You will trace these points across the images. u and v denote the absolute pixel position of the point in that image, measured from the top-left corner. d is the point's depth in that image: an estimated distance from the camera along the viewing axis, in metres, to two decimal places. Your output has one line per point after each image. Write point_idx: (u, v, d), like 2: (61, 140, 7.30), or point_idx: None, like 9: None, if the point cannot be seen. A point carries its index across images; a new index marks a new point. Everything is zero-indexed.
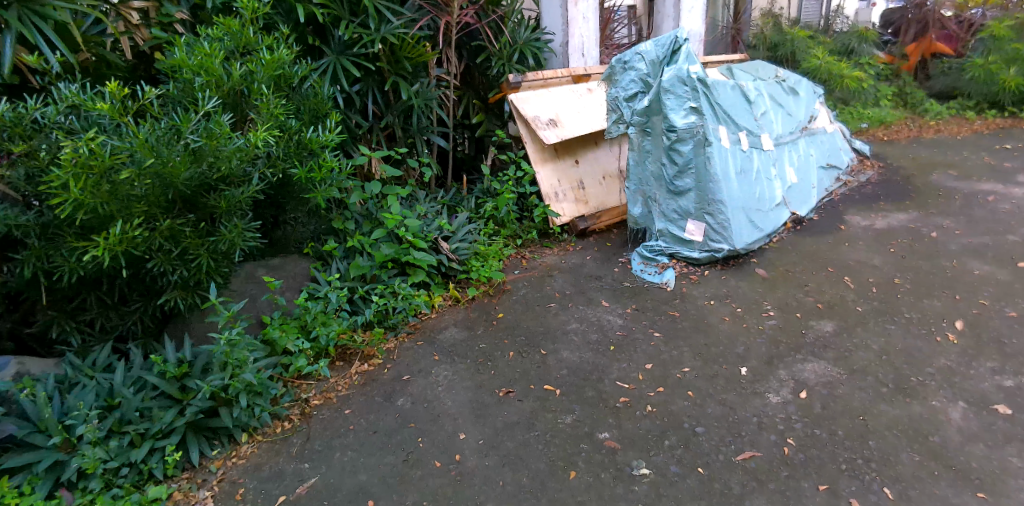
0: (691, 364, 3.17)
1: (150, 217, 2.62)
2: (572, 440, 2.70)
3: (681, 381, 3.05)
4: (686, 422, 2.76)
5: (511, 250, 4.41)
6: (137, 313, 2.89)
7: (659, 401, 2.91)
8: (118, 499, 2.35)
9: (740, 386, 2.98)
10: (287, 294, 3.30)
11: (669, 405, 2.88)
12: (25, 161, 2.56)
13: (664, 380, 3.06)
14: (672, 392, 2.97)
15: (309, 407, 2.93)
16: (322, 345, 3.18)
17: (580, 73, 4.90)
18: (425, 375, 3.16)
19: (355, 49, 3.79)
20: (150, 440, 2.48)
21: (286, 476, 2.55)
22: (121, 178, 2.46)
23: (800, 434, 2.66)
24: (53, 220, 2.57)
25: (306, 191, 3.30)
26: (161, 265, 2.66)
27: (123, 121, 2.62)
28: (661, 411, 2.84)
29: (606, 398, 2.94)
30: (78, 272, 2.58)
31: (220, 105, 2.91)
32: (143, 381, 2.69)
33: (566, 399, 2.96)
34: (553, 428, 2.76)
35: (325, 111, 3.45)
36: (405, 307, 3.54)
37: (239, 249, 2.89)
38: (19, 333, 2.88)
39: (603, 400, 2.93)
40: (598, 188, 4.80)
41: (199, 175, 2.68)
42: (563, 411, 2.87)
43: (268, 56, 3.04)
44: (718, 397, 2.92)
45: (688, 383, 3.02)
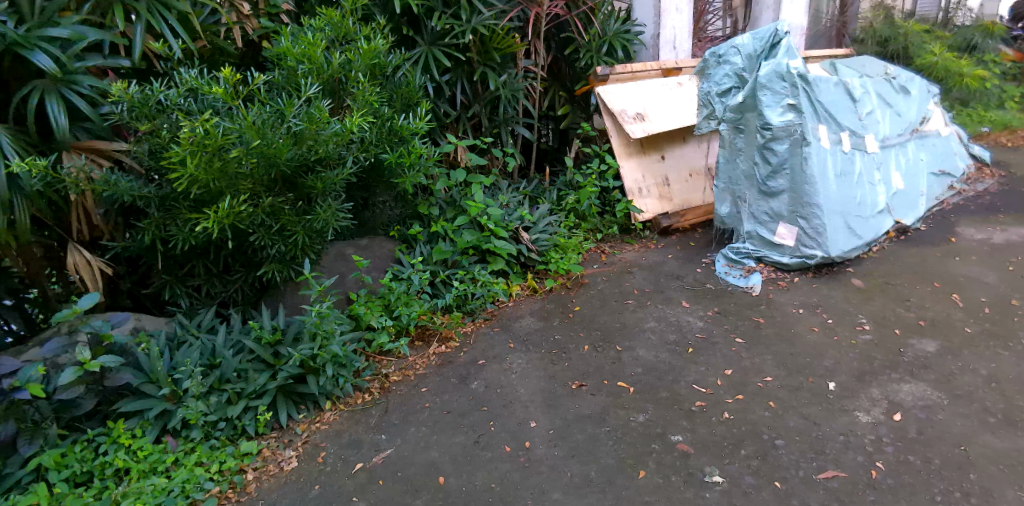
0: (774, 373, 3.05)
1: (255, 194, 2.85)
2: (642, 439, 2.67)
3: (762, 390, 2.94)
4: (765, 434, 2.66)
5: (590, 244, 4.40)
6: (238, 281, 3.12)
7: (737, 408, 2.83)
8: (216, 450, 2.55)
9: (826, 401, 2.84)
10: (373, 273, 3.44)
11: (747, 413, 2.79)
12: (149, 138, 2.80)
13: (743, 387, 2.96)
14: (752, 400, 2.87)
15: (388, 382, 3.07)
16: (402, 324, 3.27)
17: (670, 67, 4.78)
18: (500, 361, 3.22)
19: (446, 40, 3.87)
20: (245, 399, 2.68)
21: (363, 444, 2.68)
22: (230, 157, 2.67)
23: (890, 458, 2.50)
24: (170, 194, 2.81)
25: (396, 176, 3.43)
26: (262, 239, 2.90)
27: (235, 105, 2.83)
28: (738, 419, 2.75)
29: (681, 401, 2.89)
30: (190, 241, 2.83)
31: (320, 91, 3.10)
32: (241, 345, 2.90)
33: (639, 397, 2.92)
34: (624, 426, 2.74)
35: (416, 99, 3.56)
36: (483, 294, 3.64)
37: (331, 227, 3.09)
38: (137, 293, 3.23)
39: (678, 402, 2.88)
40: (683, 185, 4.70)
41: (299, 157, 2.86)
42: (635, 409, 2.85)
43: (364, 46, 3.18)
44: (801, 410, 2.79)
45: (769, 392, 2.91)
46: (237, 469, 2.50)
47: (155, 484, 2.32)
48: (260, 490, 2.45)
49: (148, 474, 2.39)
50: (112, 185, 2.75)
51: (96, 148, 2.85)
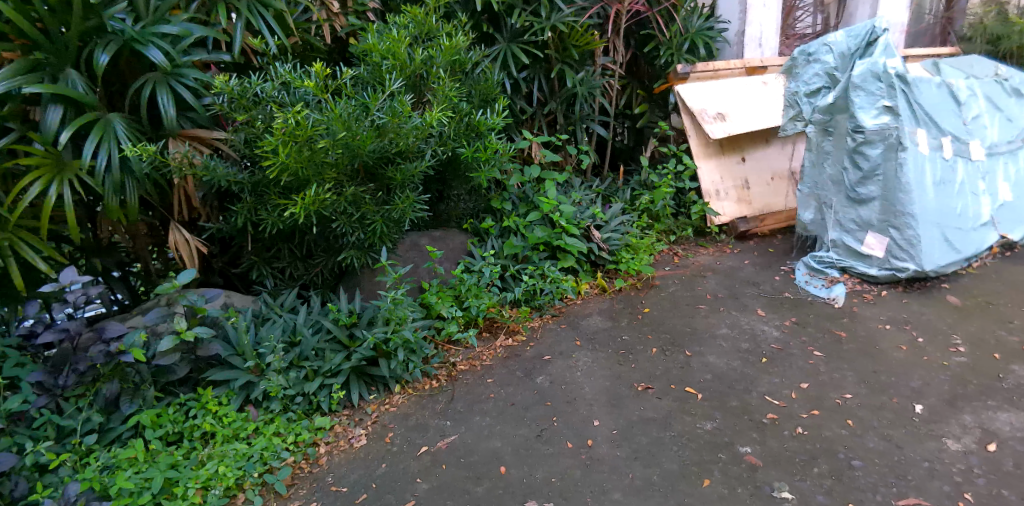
0: (854, 390, 2.90)
1: (339, 183, 3.00)
2: (709, 447, 2.60)
3: (840, 407, 2.80)
4: (841, 452, 2.54)
5: (663, 245, 4.33)
6: (319, 265, 3.29)
7: (812, 424, 2.71)
8: (293, 422, 2.70)
9: (911, 424, 2.67)
10: (445, 264, 3.52)
11: (822, 430, 2.66)
12: (245, 128, 2.99)
13: (819, 402, 2.83)
14: (828, 417, 2.74)
15: (455, 371, 3.14)
16: (472, 315, 3.35)
17: (755, 65, 4.63)
18: (566, 358, 3.23)
19: (525, 37, 3.92)
20: (321, 377, 2.82)
21: (429, 429, 2.76)
22: (318, 146, 2.82)
23: (981, 491, 2.33)
24: (262, 181, 3.01)
25: (472, 170, 3.50)
26: (343, 226, 3.04)
27: (324, 98, 2.97)
28: (812, 435, 2.64)
29: (751, 411, 2.80)
30: (278, 225, 3.01)
31: (403, 86, 3.21)
32: (319, 325, 3.06)
33: (707, 404, 2.85)
34: (690, 432, 2.68)
35: (494, 95, 3.62)
36: (552, 290, 3.63)
37: (408, 218, 3.20)
38: (227, 272, 3.48)
39: (748, 413, 2.79)
40: (764, 189, 4.53)
41: (381, 149, 2.98)
42: (702, 416, 2.78)
43: (446, 43, 3.27)
44: (882, 431, 2.64)
45: (847, 410, 2.77)
46: (311, 441, 2.64)
47: (236, 449, 2.49)
48: (331, 464, 2.57)
49: (231, 439, 2.56)
50: (211, 170, 2.94)
51: (197, 136, 3.07)
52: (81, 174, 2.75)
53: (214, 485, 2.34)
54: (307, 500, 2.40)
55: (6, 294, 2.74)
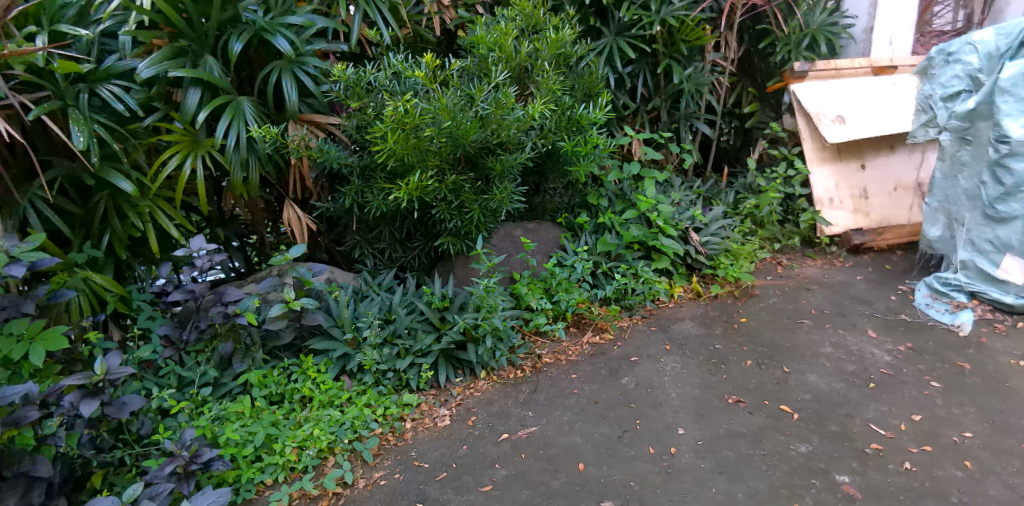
0: (976, 429, 2.63)
1: (441, 171, 3.09)
2: (802, 471, 2.45)
3: (956, 445, 2.55)
4: (954, 495, 2.31)
5: (766, 253, 4.13)
6: (417, 249, 3.46)
7: (922, 460, 2.49)
8: (383, 395, 2.83)
9: None
10: (537, 256, 3.53)
11: (933, 468, 2.44)
12: (358, 115, 3.15)
13: (933, 438, 2.60)
14: (942, 455, 2.50)
15: (540, 363, 3.15)
16: (561, 309, 3.36)
17: (883, 65, 4.28)
18: (653, 361, 3.16)
19: (632, 31, 3.86)
20: (412, 355, 2.93)
21: (511, 417, 2.79)
22: (423, 135, 2.91)
23: None
24: (370, 165, 3.17)
25: (570, 163, 3.51)
26: (443, 213, 3.15)
27: (432, 88, 3.06)
28: (921, 472, 2.42)
29: (853, 438, 2.61)
30: (382, 208, 3.16)
31: (508, 78, 3.26)
32: (413, 305, 3.18)
33: (803, 426, 2.69)
34: (782, 453, 2.54)
35: (597, 89, 3.59)
36: (644, 291, 3.59)
37: (505, 208, 3.25)
38: (332, 249, 3.72)
39: (849, 439, 2.60)
40: (885, 199, 4.17)
41: (483, 139, 3.05)
42: (797, 437, 2.62)
43: (552, 36, 3.27)
44: (1006, 478, 2.38)
45: (965, 450, 2.52)
46: (398, 416, 2.75)
47: (331, 415, 2.64)
48: (415, 439, 2.67)
49: (327, 405, 2.71)
50: (325, 152, 3.14)
51: (315, 121, 3.26)
52: (213, 150, 3.02)
53: (309, 445, 2.50)
54: (391, 471, 2.51)
55: (143, 255, 3.05)
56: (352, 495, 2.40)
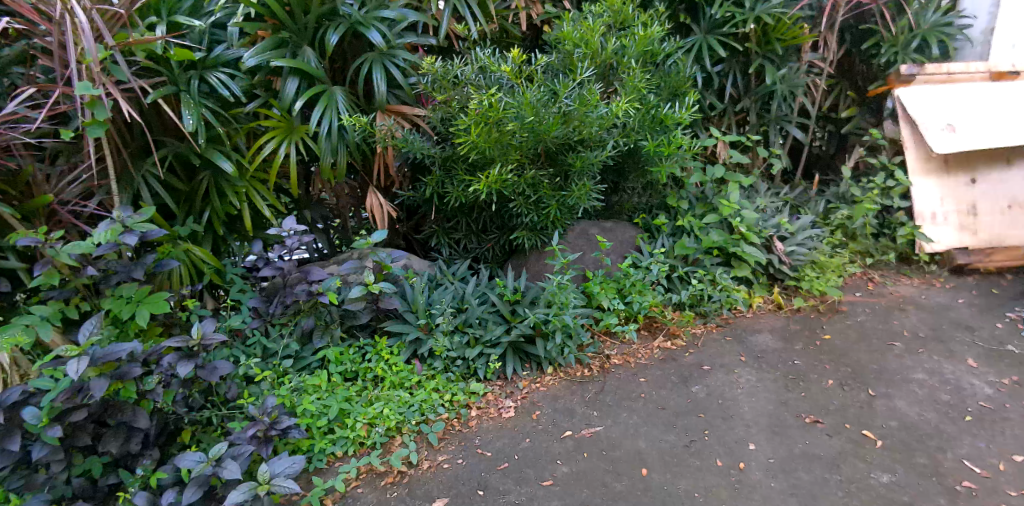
0: None
1: (521, 165, 3.12)
2: (882, 502, 2.30)
3: None
4: None
5: (856, 268, 3.89)
6: (491, 241, 3.51)
7: None
8: (451, 381, 2.89)
9: None
10: (612, 256, 3.49)
11: None
12: (443, 107, 3.22)
13: None
14: None
15: (609, 363, 3.12)
16: (633, 310, 3.29)
17: (1003, 70, 3.96)
18: (727, 371, 3.06)
19: (724, 29, 3.74)
20: (481, 345, 2.97)
21: (576, 415, 2.78)
22: (506, 129, 2.94)
23: None
24: (451, 156, 3.24)
25: (652, 163, 3.46)
26: (520, 207, 3.17)
27: (518, 83, 3.08)
28: None
29: (943, 473, 2.42)
30: (461, 199, 3.23)
31: (593, 74, 3.25)
32: (486, 297, 3.23)
33: (887, 454, 2.53)
34: (862, 480, 2.40)
35: (684, 89, 3.53)
36: (721, 298, 3.45)
37: (583, 206, 3.24)
38: (410, 237, 3.84)
39: (939, 475, 2.42)
40: (998, 218, 3.81)
41: (564, 136, 3.05)
42: (879, 466, 2.47)
43: (641, 32, 3.23)
44: None
45: None
46: (465, 403, 2.80)
47: (401, 396, 2.72)
48: (480, 428, 2.71)
49: (397, 386, 2.80)
50: (410, 143, 3.22)
51: (401, 111, 3.35)
52: (306, 137, 3.17)
53: (379, 423, 2.59)
54: (454, 456, 2.56)
55: (239, 232, 3.25)
56: (416, 475, 2.47)
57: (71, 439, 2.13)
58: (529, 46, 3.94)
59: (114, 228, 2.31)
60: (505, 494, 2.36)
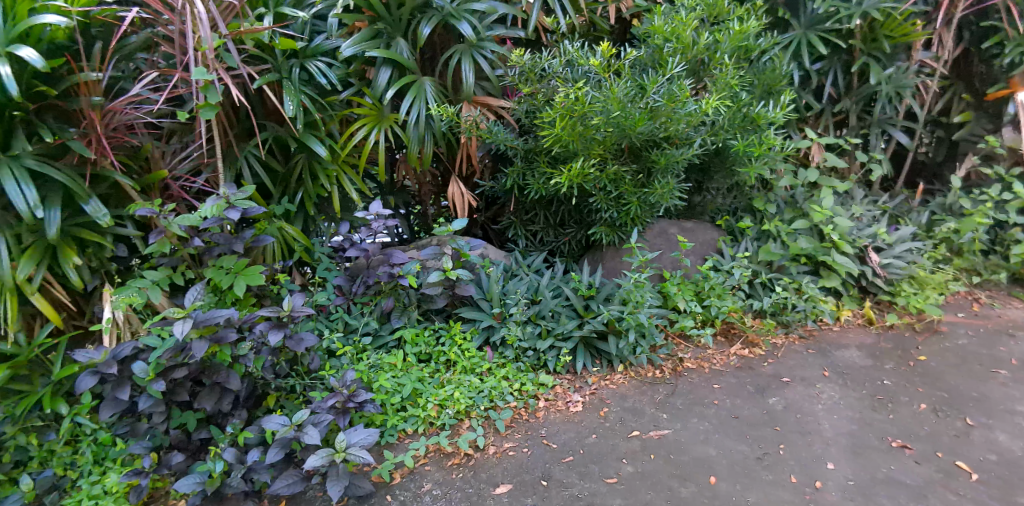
0: None
1: (603, 160, 3.10)
2: None
3: None
4: None
5: (960, 286, 3.61)
6: (568, 235, 3.52)
7: None
8: (521, 371, 2.92)
9: None
10: (692, 257, 3.41)
11: None
12: (528, 100, 3.25)
13: None
14: None
15: (681, 366, 3.05)
16: (710, 315, 3.19)
17: None
18: (808, 385, 2.91)
19: (826, 24, 3.57)
20: (553, 338, 2.98)
21: (644, 416, 2.73)
22: (591, 124, 2.93)
23: None
24: (534, 148, 3.27)
25: (740, 164, 3.35)
26: (600, 203, 3.17)
27: (605, 77, 3.07)
28: None
29: None
30: (542, 192, 3.25)
31: (684, 70, 3.18)
32: (560, 290, 3.23)
33: (984, 489, 2.33)
34: None
35: (778, 87, 3.40)
36: (806, 309, 3.30)
37: (665, 204, 3.18)
38: (487, 226, 3.92)
39: None
40: None
41: (650, 132, 3.00)
42: (974, 501, 2.28)
43: (736, 27, 3.13)
44: None
45: None
46: (533, 393, 2.83)
47: (471, 381, 2.77)
48: (546, 419, 2.72)
49: (468, 370, 2.85)
50: (494, 134, 3.28)
51: (486, 103, 3.41)
52: (395, 126, 3.28)
53: (449, 406, 2.66)
54: (520, 444, 2.58)
55: (328, 213, 3.41)
56: (481, 459, 2.51)
57: (172, 394, 2.32)
58: (617, 40, 3.89)
59: (219, 204, 2.47)
60: (568, 487, 2.36)
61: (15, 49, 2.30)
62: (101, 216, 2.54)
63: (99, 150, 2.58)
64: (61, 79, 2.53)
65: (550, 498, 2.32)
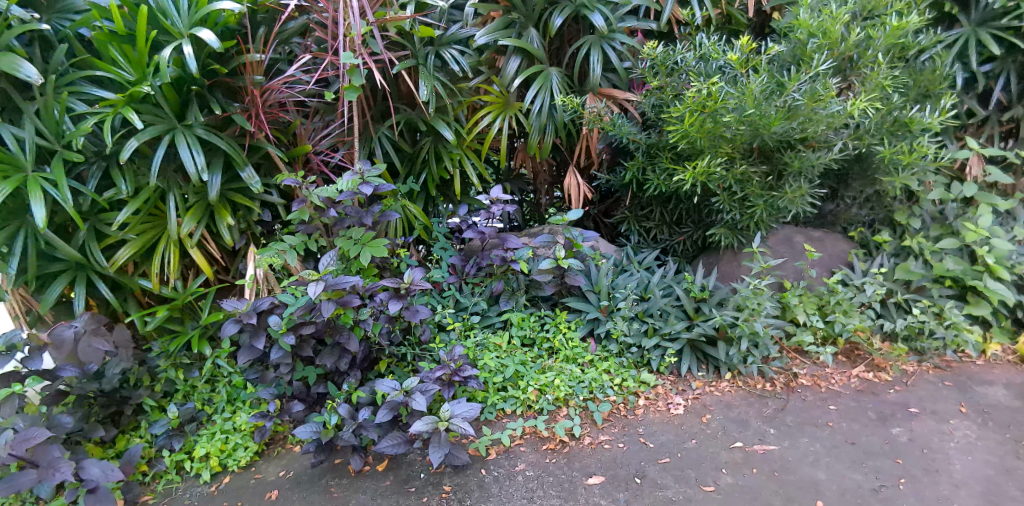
0: None
1: (731, 159, 2.99)
2: None
3: None
4: None
5: None
6: (684, 235, 3.46)
7: None
8: (622, 366, 2.90)
9: None
10: (817, 268, 3.21)
11: None
12: (657, 93, 3.19)
13: None
14: None
15: (795, 382, 2.88)
16: (833, 331, 2.98)
17: None
18: (940, 419, 2.65)
19: (1001, 21, 3.19)
20: (659, 337, 2.93)
21: (750, 428, 2.62)
22: (722, 121, 2.83)
23: None
24: (658, 143, 3.22)
25: (884, 173, 3.10)
26: (723, 203, 3.07)
27: (742, 73, 2.94)
28: None
29: None
30: (662, 188, 3.20)
31: (830, 67, 2.98)
32: (670, 290, 3.16)
33: None
34: None
35: (937, 90, 3.12)
36: (945, 337, 2.99)
37: (794, 209, 3.02)
38: (600, 220, 3.91)
39: None
40: None
41: (786, 132, 2.85)
42: None
43: (894, 22, 2.86)
44: None
45: None
46: (633, 390, 2.79)
47: (572, 371, 2.79)
48: (645, 418, 2.68)
49: (571, 360, 2.88)
50: (617, 127, 3.26)
51: (612, 95, 3.38)
52: (519, 113, 3.36)
53: (548, 391, 2.70)
54: (616, 439, 2.57)
55: (448, 195, 3.55)
56: (575, 448, 2.53)
57: (298, 349, 2.51)
58: (754, 34, 3.70)
59: (355, 179, 2.66)
60: (662, 489, 2.32)
61: (196, 31, 2.57)
62: (254, 183, 2.82)
63: (256, 124, 2.86)
64: (231, 59, 2.85)
65: (642, 497, 2.29)
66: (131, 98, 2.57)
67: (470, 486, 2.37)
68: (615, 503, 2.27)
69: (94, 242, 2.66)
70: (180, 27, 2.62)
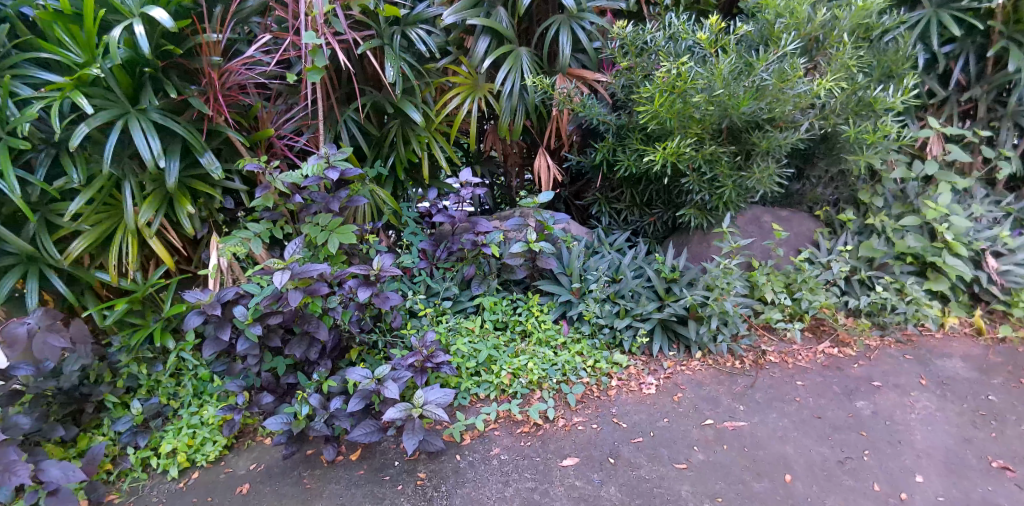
0: None
1: (701, 140, 3.00)
2: None
3: None
4: None
5: None
6: (654, 216, 3.49)
7: None
8: (595, 348, 2.91)
9: None
10: (785, 246, 3.26)
11: None
12: (627, 74, 3.17)
13: None
14: None
15: (763, 359, 2.93)
16: (800, 309, 3.05)
17: None
18: (902, 392, 2.73)
19: (962, 3, 3.25)
20: (631, 318, 2.95)
21: (721, 406, 2.66)
22: (692, 101, 2.83)
23: None
24: (628, 125, 3.22)
25: (849, 152, 3.15)
26: (693, 184, 3.09)
27: (711, 52, 2.94)
28: None
29: None
30: (632, 169, 3.20)
31: (798, 47, 3.00)
32: (642, 271, 3.18)
33: None
34: None
35: (901, 70, 3.17)
36: (907, 312, 3.07)
37: (762, 189, 3.06)
38: (570, 202, 3.92)
39: None
40: None
41: (754, 112, 2.86)
42: None
43: (860, 3, 2.89)
44: None
45: None
46: (606, 372, 2.81)
47: (545, 354, 2.80)
48: (618, 398, 2.71)
49: (544, 342, 2.88)
50: (587, 108, 3.24)
51: (582, 76, 3.36)
52: (489, 95, 3.30)
53: (522, 375, 2.71)
54: (590, 420, 2.59)
55: (417, 179, 3.51)
56: (551, 430, 2.54)
57: (266, 339, 2.47)
58: (723, 14, 3.69)
59: (320, 163, 2.58)
60: (637, 468, 2.35)
61: (148, 10, 2.46)
62: (214, 169, 2.72)
63: (215, 108, 2.75)
64: (186, 39, 2.73)
65: (618, 477, 2.31)
66: (80, 81, 2.45)
67: (445, 472, 2.36)
68: (591, 484, 2.29)
69: (46, 234, 2.55)
70: (130, 5, 2.50)
